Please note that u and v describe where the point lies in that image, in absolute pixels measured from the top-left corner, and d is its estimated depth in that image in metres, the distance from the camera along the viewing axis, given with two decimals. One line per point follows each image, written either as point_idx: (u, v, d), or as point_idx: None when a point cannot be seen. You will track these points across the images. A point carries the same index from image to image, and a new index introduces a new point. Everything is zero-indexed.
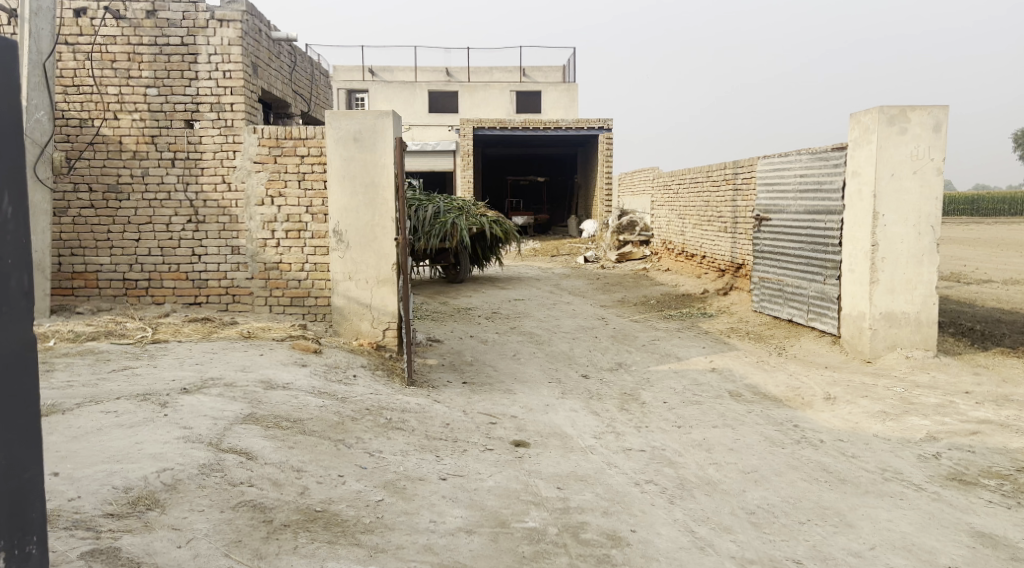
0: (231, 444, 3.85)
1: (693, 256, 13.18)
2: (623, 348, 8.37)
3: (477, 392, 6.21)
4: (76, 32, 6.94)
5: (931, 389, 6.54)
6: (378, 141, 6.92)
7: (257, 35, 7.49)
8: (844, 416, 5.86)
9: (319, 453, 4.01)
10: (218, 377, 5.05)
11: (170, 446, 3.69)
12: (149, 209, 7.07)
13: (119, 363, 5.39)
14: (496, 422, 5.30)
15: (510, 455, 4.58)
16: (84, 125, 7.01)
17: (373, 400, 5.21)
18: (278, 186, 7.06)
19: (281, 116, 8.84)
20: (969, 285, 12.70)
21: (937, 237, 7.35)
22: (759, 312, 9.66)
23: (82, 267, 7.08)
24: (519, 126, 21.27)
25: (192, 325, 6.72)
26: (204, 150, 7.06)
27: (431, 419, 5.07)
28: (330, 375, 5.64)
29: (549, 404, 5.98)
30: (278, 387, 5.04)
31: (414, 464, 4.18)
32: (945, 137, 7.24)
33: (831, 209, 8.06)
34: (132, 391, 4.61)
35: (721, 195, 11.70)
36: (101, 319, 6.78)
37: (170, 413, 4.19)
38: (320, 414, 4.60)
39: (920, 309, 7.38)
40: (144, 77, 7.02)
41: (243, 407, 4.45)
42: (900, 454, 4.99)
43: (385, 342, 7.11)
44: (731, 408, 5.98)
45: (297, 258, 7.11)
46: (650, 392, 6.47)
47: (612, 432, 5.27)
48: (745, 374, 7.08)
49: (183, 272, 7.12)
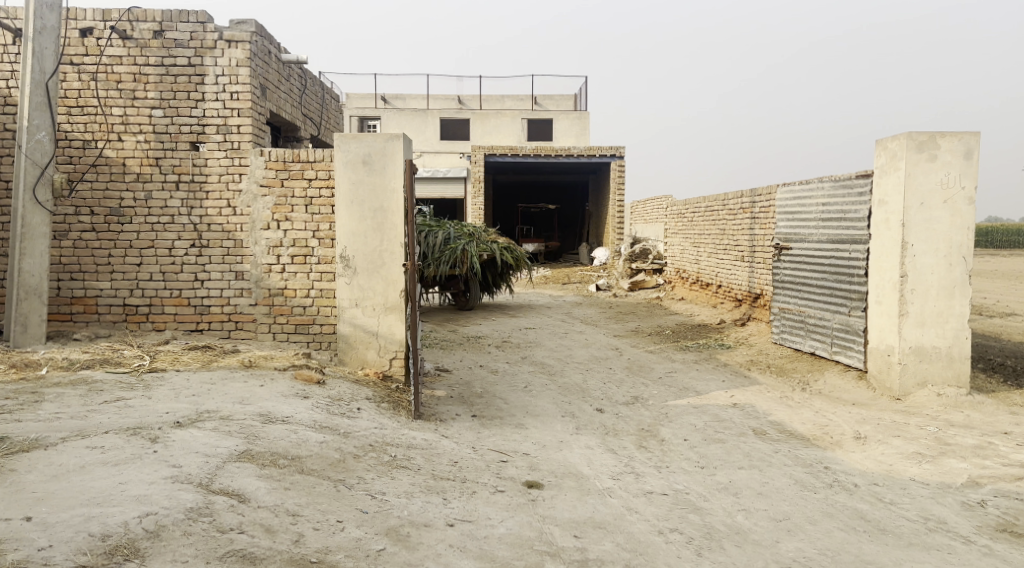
0: (223, 485, 3.56)
1: (708, 285, 12.87)
2: (639, 380, 8.03)
3: (487, 427, 5.91)
4: (81, 52, 6.79)
5: (967, 429, 6.17)
6: (387, 165, 6.69)
7: (266, 57, 7.31)
8: (877, 457, 5.51)
9: (317, 495, 3.71)
10: (214, 410, 4.77)
11: (156, 486, 3.40)
12: (151, 232, 6.86)
13: (112, 394, 5.11)
14: (508, 460, 4.97)
15: (523, 498, 4.26)
16: (87, 147, 6.83)
17: (377, 436, 4.90)
18: (283, 211, 6.84)
19: (290, 139, 8.66)
20: (992, 318, 12.31)
21: (968, 268, 7.03)
22: (779, 344, 9.31)
23: (82, 291, 6.85)
24: (531, 153, 21.12)
25: (191, 353, 6.46)
26: (209, 173, 6.86)
27: (438, 456, 4.76)
28: (332, 408, 5.33)
29: (563, 440, 5.66)
30: (277, 420, 4.74)
31: (420, 508, 3.86)
32: (977, 164, 6.95)
33: (856, 239, 7.76)
34: (121, 424, 4.34)
35: (737, 224, 11.43)
36: (98, 346, 6.54)
37: (160, 450, 3.91)
38: (321, 452, 4.30)
39: (952, 343, 7.03)
40: (149, 98, 6.85)
41: (238, 443, 4.15)
42: (942, 501, 4.64)
43: (391, 372, 6.81)
44: (756, 448, 5.64)
45: (302, 284, 6.86)
46: (669, 429, 6.14)
47: (631, 473, 4.93)
48: (768, 411, 6.74)
49: (184, 298, 6.88)
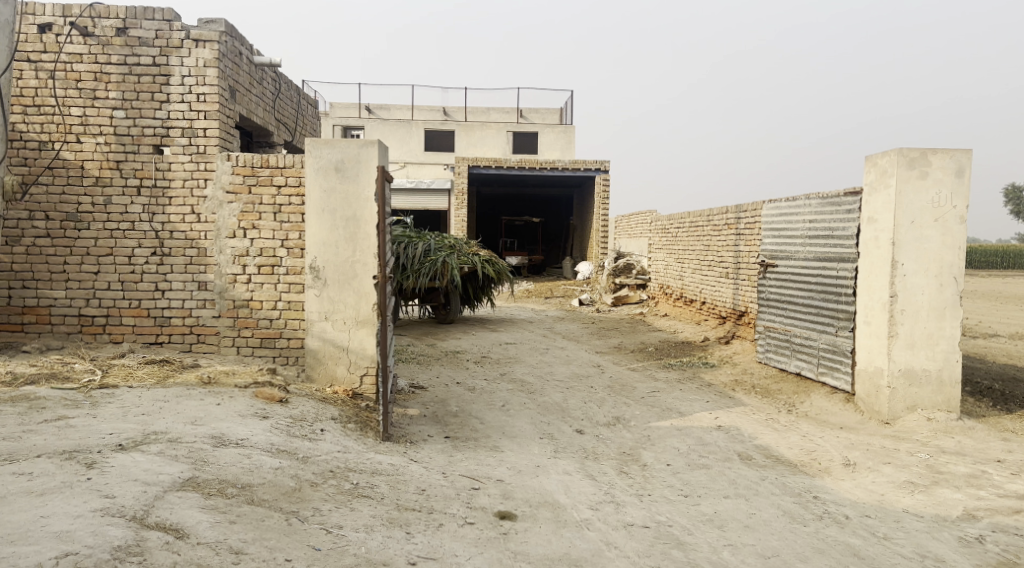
0: (159, 519, 3.24)
1: (692, 302, 12.63)
2: (620, 399, 7.75)
3: (459, 450, 5.59)
4: (39, 49, 6.44)
5: (961, 457, 5.93)
6: (360, 172, 6.36)
7: (236, 59, 7.00)
8: (869, 486, 5.24)
9: (265, 530, 3.37)
10: (162, 431, 4.42)
11: (81, 520, 3.08)
12: (110, 239, 6.50)
13: (53, 413, 4.75)
14: (480, 487, 4.64)
15: (493, 532, 3.96)
16: (42, 148, 6.47)
17: (339, 461, 4.57)
18: (251, 218, 6.50)
19: (262, 145, 8.33)
20: (977, 339, 12.14)
21: (959, 289, 6.83)
22: (764, 364, 9.05)
23: (35, 300, 6.49)
24: (515, 165, 20.85)
25: (146, 367, 6.12)
26: (173, 178, 6.53)
27: (405, 484, 4.43)
28: (293, 429, 4.99)
29: (540, 465, 5.35)
30: (230, 443, 4.39)
31: (380, 544, 3.54)
32: (968, 182, 6.76)
33: (844, 257, 7.55)
34: (57, 447, 3.98)
35: (722, 240, 11.21)
36: (48, 359, 6.17)
37: (94, 477, 3.56)
38: (274, 479, 3.97)
39: (942, 366, 6.81)
40: (111, 98, 6.51)
41: (182, 469, 3.81)
42: (939, 537, 4.39)
43: (361, 390, 6.47)
44: (743, 475, 5.37)
45: (269, 295, 6.51)
46: (651, 453, 5.86)
47: (611, 502, 4.62)
48: (754, 434, 6.46)
49: (144, 309, 6.52)
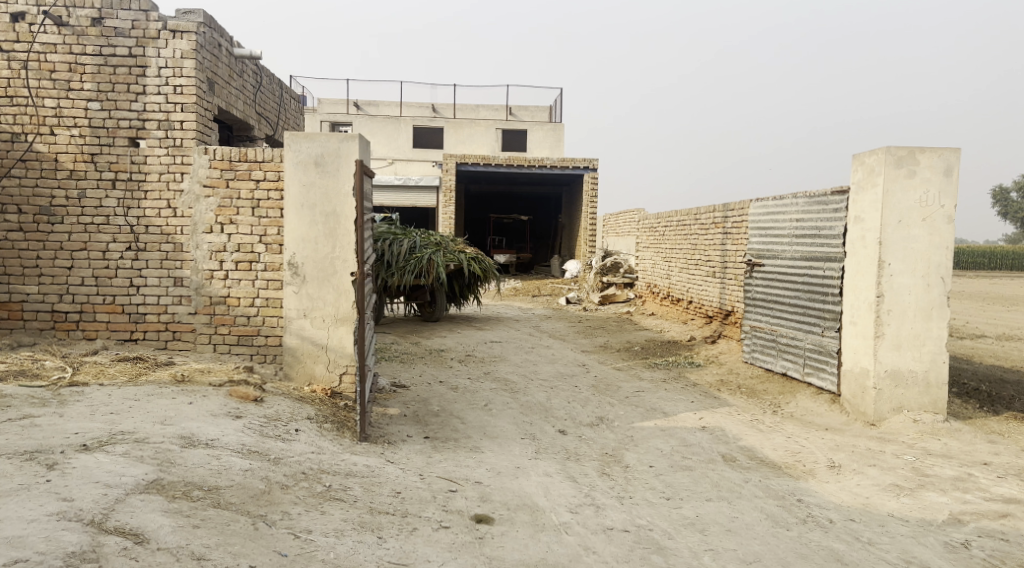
0: (119, 523, 3.12)
1: (679, 301, 12.56)
2: (605, 399, 7.66)
3: (438, 451, 5.48)
4: (11, 38, 6.28)
5: (946, 459, 5.87)
6: (340, 167, 6.23)
7: (215, 50, 6.86)
8: (853, 489, 5.17)
9: (230, 534, 3.25)
10: (130, 432, 4.29)
11: (36, 525, 2.96)
12: (84, 233, 6.35)
13: (18, 412, 4.60)
14: (458, 490, 4.53)
15: (469, 536, 3.86)
16: (14, 140, 6.31)
17: (312, 463, 4.45)
18: (228, 213, 6.36)
19: (242, 139, 8.18)
20: (963, 340, 12.14)
21: (946, 290, 6.77)
22: (750, 363, 8.98)
23: (6, 296, 6.33)
24: (503, 163, 20.70)
25: (119, 365, 5.98)
26: (148, 171, 6.38)
27: (380, 486, 4.32)
28: (267, 430, 4.86)
29: (520, 467, 5.25)
30: (200, 444, 4.27)
31: (350, 550, 3.43)
32: (956, 182, 6.70)
33: (831, 256, 7.48)
34: (18, 447, 3.84)
35: (709, 239, 11.14)
36: (18, 356, 6.03)
37: (54, 479, 3.43)
38: (243, 482, 3.85)
39: (928, 367, 6.75)
40: (85, 90, 6.36)
41: (148, 471, 3.68)
42: (924, 542, 4.31)
43: (340, 389, 6.34)
44: (726, 477, 5.29)
45: (247, 292, 6.37)
46: (634, 454, 5.76)
47: (592, 505, 4.52)
48: (738, 435, 6.38)
49: (119, 305, 6.38)
